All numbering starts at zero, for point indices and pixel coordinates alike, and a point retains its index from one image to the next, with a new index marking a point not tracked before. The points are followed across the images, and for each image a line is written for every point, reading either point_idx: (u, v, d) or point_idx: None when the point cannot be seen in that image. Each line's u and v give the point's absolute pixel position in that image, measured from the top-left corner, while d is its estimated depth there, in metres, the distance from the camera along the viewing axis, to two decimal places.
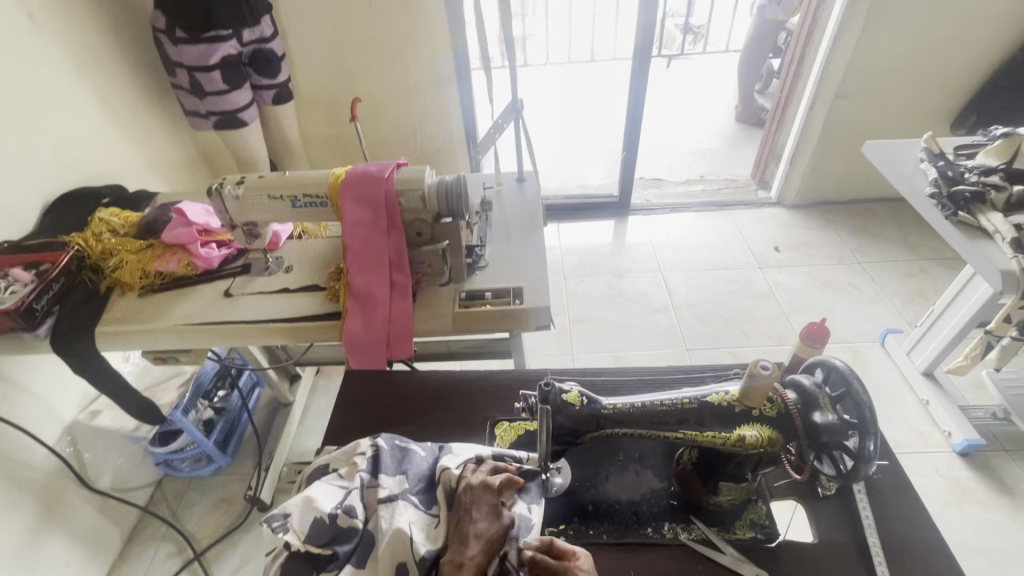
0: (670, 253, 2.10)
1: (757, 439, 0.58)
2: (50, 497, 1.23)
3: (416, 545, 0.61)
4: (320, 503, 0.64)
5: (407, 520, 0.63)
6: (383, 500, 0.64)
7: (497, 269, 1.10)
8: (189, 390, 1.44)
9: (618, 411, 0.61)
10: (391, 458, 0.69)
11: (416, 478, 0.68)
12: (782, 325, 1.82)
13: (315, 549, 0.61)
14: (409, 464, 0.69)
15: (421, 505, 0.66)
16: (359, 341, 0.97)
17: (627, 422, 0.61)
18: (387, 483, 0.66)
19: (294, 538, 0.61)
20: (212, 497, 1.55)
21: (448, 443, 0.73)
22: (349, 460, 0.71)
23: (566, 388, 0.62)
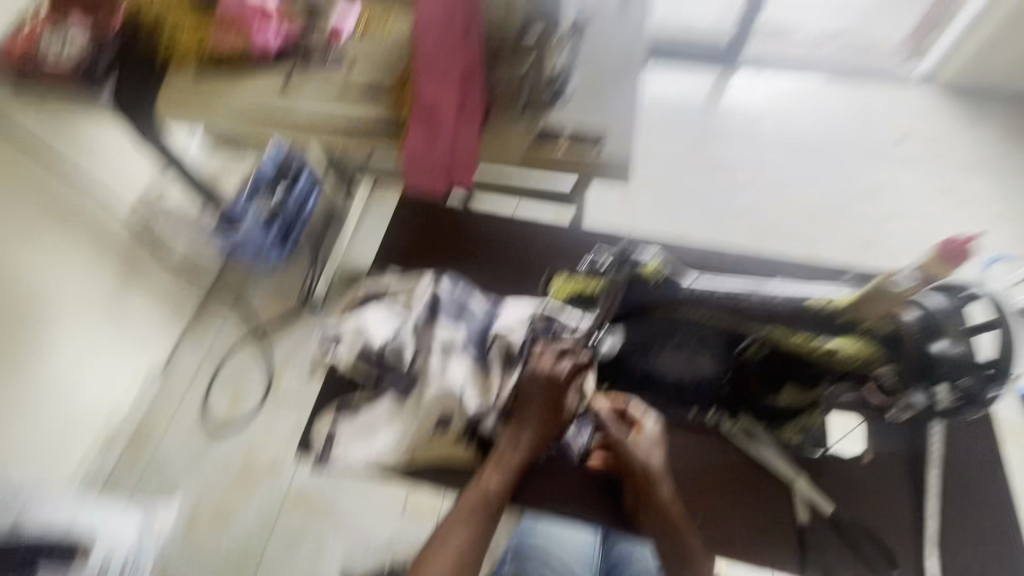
0: (777, 121, 1.81)
1: (850, 355, 0.50)
2: (129, 258, 1.36)
3: (467, 402, 0.61)
4: (373, 332, 0.65)
5: (459, 375, 0.62)
6: (436, 347, 0.64)
7: (580, 104, 0.95)
8: (251, 184, 1.46)
9: (696, 293, 0.54)
10: (450, 306, 0.68)
11: (472, 334, 0.66)
12: (877, 228, 1.63)
13: (362, 372, 0.64)
14: (466, 317, 0.68)
15: (474, 362, 0.64)
16: (418, 159, 0.87)
17: (704, 308, 0.54)
18: (442, 332, 0.65)
19: (344, 358, 0.64)
20: (270, 287, 1.67)
21: (507, 303, 0.70)
22: (406, 294, 0.69)
23: (645, 259, 0.57)
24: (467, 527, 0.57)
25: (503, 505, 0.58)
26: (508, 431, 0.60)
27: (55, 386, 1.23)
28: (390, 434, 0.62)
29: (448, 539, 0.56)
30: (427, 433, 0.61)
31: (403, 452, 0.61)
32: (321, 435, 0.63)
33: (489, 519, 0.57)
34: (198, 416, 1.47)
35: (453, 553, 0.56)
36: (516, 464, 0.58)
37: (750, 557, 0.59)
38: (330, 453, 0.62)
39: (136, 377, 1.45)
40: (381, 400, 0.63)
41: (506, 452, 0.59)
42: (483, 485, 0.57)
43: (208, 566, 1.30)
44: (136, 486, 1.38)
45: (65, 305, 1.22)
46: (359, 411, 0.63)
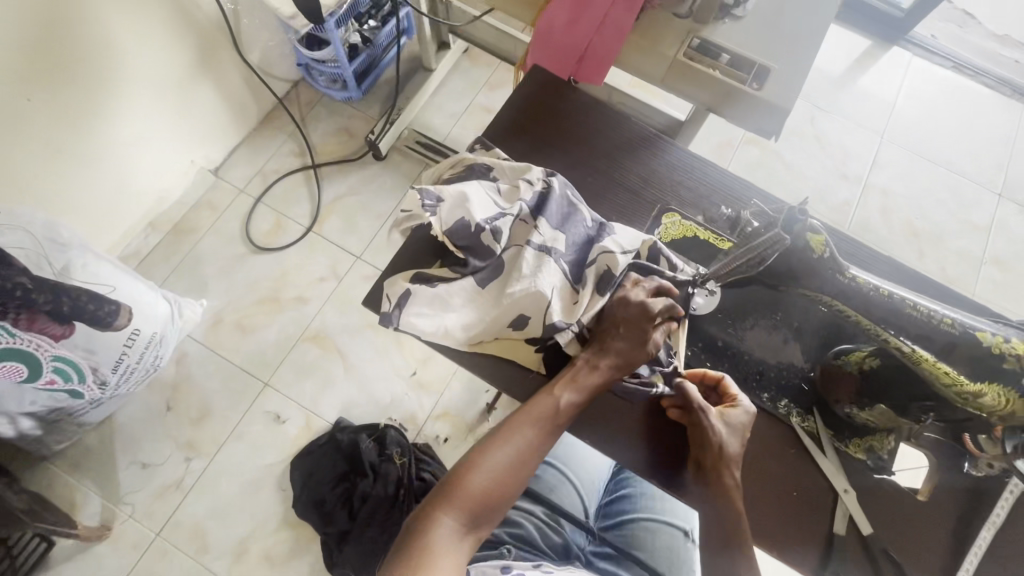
0: (906, 123, 1.71)
1: (994, 404, 0.48)
2: (209, 45, 1.27)
3: (551, 312, 0.58)
4: (473, 207, 0.59)
5: (551, 283, 0.58)
6: (533, 246, 0.59)
7: (752, 27, 0.82)
8: (347, 6, 1.29)
9: (856, 285, 0.52)
10: (557, 207, 0.62)
11: (572, 245, 0.61)
12: (962, 267, 1.57)
13: (450, 245, 0.60)
14: (570, 225, 0.62)
15: (568, 275, 0.60)
16: (553, 37, 0.81)
17: (854, 303, 0.52)
18: (543, 232, 0.60)
19: (437, 224, 0.59)
20: (337, 122, 1.60)
21: (615, 226, 0.64)
22: (514, 179, 0.65)
23: (815, 229, 0.52)
24: (532, 431, 0.56)
25: (568, 421, 0.57)
26: (588, 354, 0.59)
27: (114, 155, 1.20)
28: (461, 316, 0.60)
29: (510, 437, 0.56)
30: (501, 327, 0.60)
31: (472, 337, 0.60)
32: (395, 296, 0.59)
33: (553, 431, 0.56)
34: (242, 227, 1.48)
35: (513, 451, 0.56)
36: (592, 386, 0.57)
37: (777, 549, 0.57)
38: (399, 315, 0.59)
39: (190, 169, 1.43)
40: (461, 279, 0.60)
41: (583, 371, 0.57)
42: (554, 397, 0.56)
43: (223, 365, 1.36)
44: (171, 273, 1.42)
45: (137, 75, 1.15)
46: (436, 283, 0.60)
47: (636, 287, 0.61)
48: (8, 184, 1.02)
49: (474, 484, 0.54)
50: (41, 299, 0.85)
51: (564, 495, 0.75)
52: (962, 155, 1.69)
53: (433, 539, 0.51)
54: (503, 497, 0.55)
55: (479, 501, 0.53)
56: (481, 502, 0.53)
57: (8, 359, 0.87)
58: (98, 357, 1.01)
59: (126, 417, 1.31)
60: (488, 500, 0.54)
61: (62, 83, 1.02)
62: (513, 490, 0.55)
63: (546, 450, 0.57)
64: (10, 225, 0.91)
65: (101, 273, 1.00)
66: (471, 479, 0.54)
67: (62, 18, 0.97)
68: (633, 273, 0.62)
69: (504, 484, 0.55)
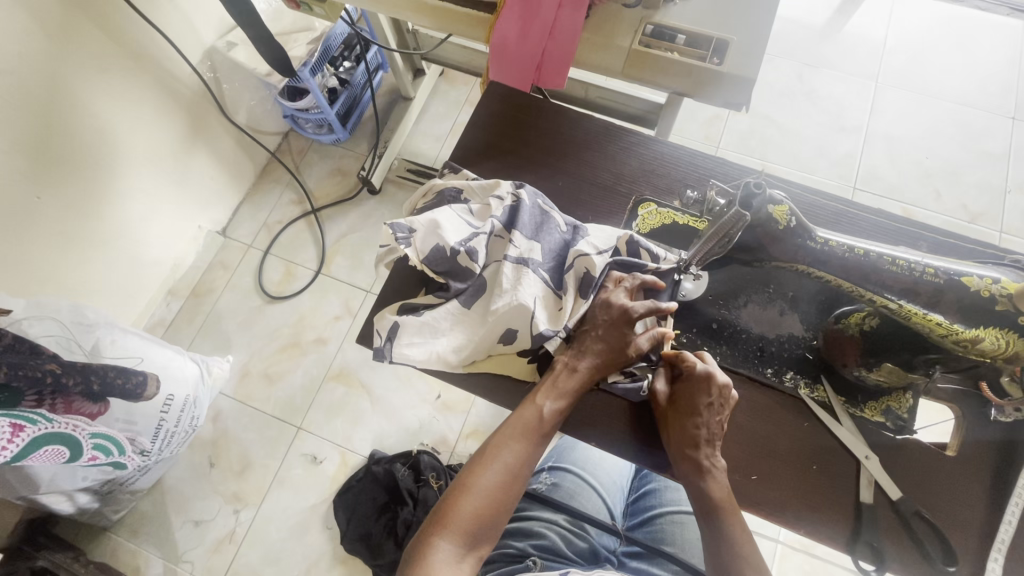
0: (901, 63, 1.65)
1: (993, 348, 0.46)
2: (196, 114, 1.33)
3: (536, 322, 0.58)
4: (447, 232, 0.61)
5: (532, 294, 0.59)
6: (510, 259, 0.60)
7: (705, 4, 0.82)
8: (318, 51, 1.33)
9: (828, 249, 0.50)
10: (530, 216, 0.63)
11: (549, 252, 0.62)
12: (988, 200, 1.51)
13: (430, 272, 0.61)
14: (545, 232, 0.63)
15: (549, 283, 0.61)
16: (509, 49, 0.82)
17: (831, 267, 0.51)
18: (518, 244, 0.61)
19: (414, 254, 0.60)
20: (330, 164, 1.64)
21: (589, 227, 0.64)
22: (485, 198, 0.66)
23: (776, 200, 0.50)
24: (518, 446, 0.57)
25: (553, 429, 0.58)
26: (569, 355, 0.60)
27: (125, 234, 1.26)
28: (451, 339, 0.61)
29: (498, 454, 0.57)
30: (492, 342, 0.60)
31: (464, 359, 0.61)
32: (385, 329, 0.61)
33: (539, 442, 0.57)
34: (256, 281, 1.53)
35: (502, 468, 0.56)
36: (573, 390, 0.58)
37: (806, 527, 0.55)
38: (391, 348, 0.61)
39: (200, 235, 1.50)
40: (446, 303, 0.61)
41: (563, 375, 0.59)
42: (537, 406, 0.57)
43: (257, 416, 1.41)
44: (196, 335, 1.48)
45: (134, 154, 1.21)
46: (421, 311, 0.61)
47: (615, 284, 0.62)
48: (35, 279, 1.08)
49: (466, 507, 0.54)
50: (71, 382, 0.88)
51: (585, 500, 0.75)
52: (964, 86, 1.62)
53: (430, 566, 0.51)
54: (497, 515, 0.55)
55: (474, 523, 0.54)
56: (476, 523, 0.54)
57: (49, 444, 0.90)
58: (137, 426, 1.06)
59: (174, 478, 1.36)
60: (482, 520, 0.54)
61: (68, 178, 1.09)
62: (506, 506, 0.56)
63: (534, 462, 0.58)
64: (39, 315, 0.96)
65: (129, 347, 1.06)
66: (463, 502, 0.54)
67: (57, 118, 1.03)
68: (616, 271, 0.63)
69: (497, 503, 0.55)
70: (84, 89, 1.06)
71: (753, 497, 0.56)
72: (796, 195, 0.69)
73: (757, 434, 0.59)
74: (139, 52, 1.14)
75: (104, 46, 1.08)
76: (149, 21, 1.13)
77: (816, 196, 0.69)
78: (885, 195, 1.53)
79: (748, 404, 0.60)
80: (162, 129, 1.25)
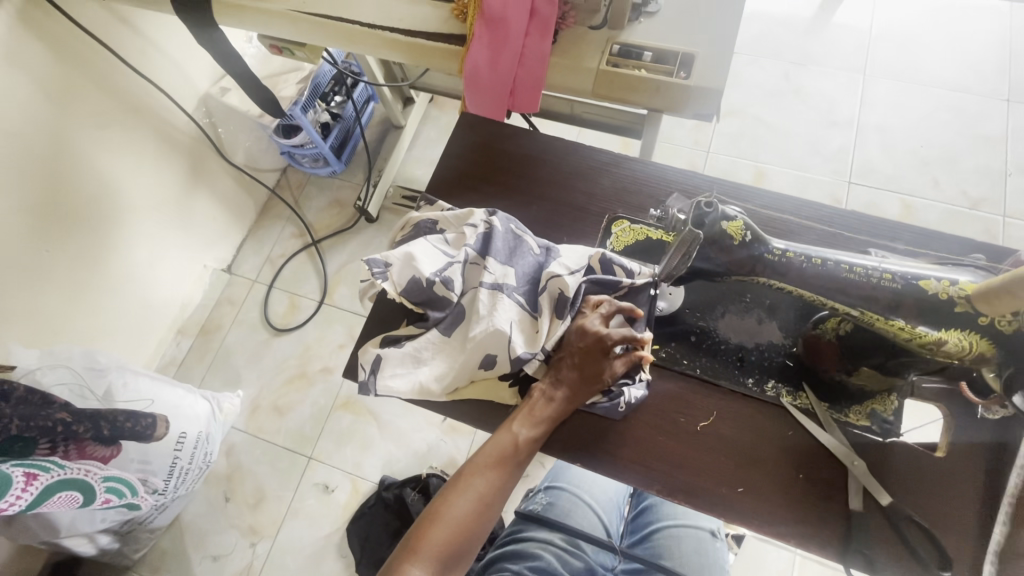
0: (889, 51, 1.62)
1: (959, 348, 0.50)
2: (194, 158, 1.37)
3: (514, 346, 0.59)
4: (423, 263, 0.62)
5: (508, 319, 0.60)
6: (485, 285, 0.61)
7: (670, 20, 0.83)
8: (308, 90, 1.37)
9: (787, 260, 0.55)
10: (503, 242, 0.64)
11: (523, 276, 0.63)
12: (989, 184, 1.48)
13: (408, 302, 0.63)
14: (519, 257, 0.64)
15: (524, 306, 0.62)
16: (481, 78, 0.83)
17: (790, 278, 0.55)
18: (493, 270, 0.62)
19: (391, 288, 0.62)
20: (328, 196, 1.67)
21: (562, 248, 0.66)
22: (459, 227, 0.67)
23: (729, 216, 0.55)
24: (491, 473, 0.58)
25: (528, 456, 0.59)
26: (546, 383, 0.61)
27: (134, 280, 1.30)
28: (434, 367, 0.62)
29: (472, 482, 0.58)
30: (474, 368, 0.62)
31: (447, 387, 0.62)
32: (368, 363, 0.62)
33: (512, 469, 0.59)
34: (261, 315, 1.56)
35: (474, 497, 0.57)
36: (547, 418, 0.59)
37: (796, 539, 0.56)
38: (375, 381, 0.62)
39: (205, 273, 1.53)
40: (426, 333, 0.63)
41: (539, 404, 0.60)
42: (512, 434, 0.59)
43: (269, 448, 1.43)
44: (207, 371, 1.51)
45: (138, 201, 1.25)
46: (403, 342, 0.63)
47: (594, 308, 0.62)
48: (47, 330, 1.12)
49: (437, 536, 0.55)
50: (82, 429, 0.91)
51: (580, 518, 0.79)
52: (955, 71, 1.59)
53: None
54: (467, 544, 0.56)
55: (445, 551, 0.55)
56: (448, 551, 0.55)
57: (63, 490, 0.92)
58: (151, 466, 1.08)
59: (191, 515, 1.38)
60: (453, 549, 0.55)
61: (76, 231, 1.14)
62: (477, 534, 0.57)
63: (508, 489, 0.59)
64: (53, 363, 1.00)
65: (140, 389, 1.09)
66: (434, 530, 0.55)
67: (63, 176, 1.08)
68: (590, 288, 0.63)
69: (468, 531, 0.56)
70: (87, 143, 1.11)
71: (742, 510, 0.58)
72: (760, 211, 0.71)
73: (741, 449, 0.60)
74: (136, 104, 1.19)
75: (103, 101, 1.13)
76: (142, 74, 1.18)
77: (781, 211, 0.71)
78: (883, 186, 1.51)
79: (728, 416, 0.62)
80: (162, 176, 1.30)
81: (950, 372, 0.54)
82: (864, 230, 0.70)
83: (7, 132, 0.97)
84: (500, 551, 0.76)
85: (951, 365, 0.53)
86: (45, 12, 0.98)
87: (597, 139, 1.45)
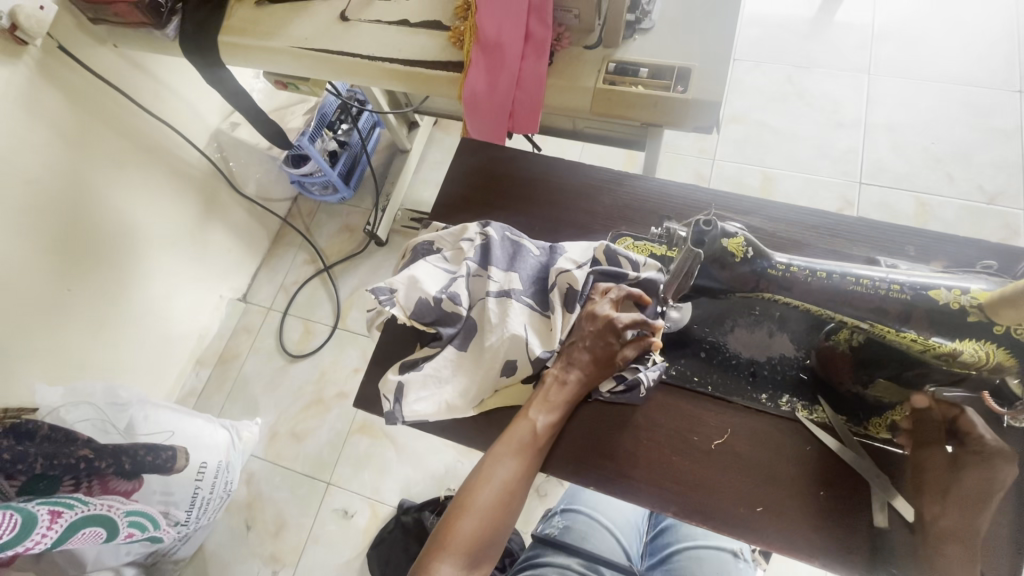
0: (893, 48, 1.60)
1: (975, 359, 0.49)
2: (207, 193, 1.41)
3: (531, 347, 0.61)
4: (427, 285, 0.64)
5: (522, 322, 0.62)
6: (492, 294, 0.63)
7: (663, 36, 0.84)
8: (314, 120, 1.41)
9: (791, 275, 0.54)
10: (501, 250, 0.66)
11: (527, 279, 0.64)
12: (1006, 177, 1.45)
13: (418, 325, 0.64)
14: (520, 262, 0.65)
15: (535, 307, 0.64)
16: (479, 102, 0.84)
17: (796, 293, 0.55)
18: (497, 277, 0.63)
19: (400, 313, 0.63)
20: (338, 221, 1.69)
21: (563, 244, 0.67)
22: (455, 244, 0.68)
23: (729, 234, 0.54)
24: (514, 462, 0.58)
25: (546, 442, 0.60)
26: (559, 369, 0.62)
27: (153, 314, 1.33)
28: (457, 385, 0.63)
29: (495, 470, 0.57)
30: (491, 381, 0.63)
31: (475, 401, 0.64)
32: (391, 392, 0.61)
33: (534, 457, 0.59)
34: (277, 341, 1.58)
35: (499, 486, 0.56)
36: (562, 402, 0.61)
37: (820, 558, 0.56)
38: (401, 410, 0.61)
39: (222, 304, 1.56)
40: (443, 352, 0.63)
41: (554, 388, 0.61)
42: (531, 421, 0.59)
43: (288, 475, 1.43)
44: (226, 401, 1.53)
45: (155, 238, 1.29)
46: (422, 365, 0.63)
47: (603, 294, 0.63)
48: (72, 367, 1.16)
49: (464, 528, 0.54)
50: (104, 464, 0.94)
51: (599, 542, 0.78)
52: (962, 65, 1.57)
53: None
54: (496, 534, 0.55)
55: (474, 544, 0.53)
56: (476, 543, 0.54)
57: (87, 526, 0.90)
58: (173, 497, 1.10)
59: (213, 546, 1.38)
60: (482, 540, 0.54)
61: (95, 272, 1.17)
62: (504, 524, 0.56)
63: (531, 477, 0.59)
64: (75, 401, 1.03)
65: (160, 421, 1.11)
66: (461, 523, 0.54)
67: (82, 221, 1.12)
68: (599, 279, 0.64)
69: (495, 521, 0.55)
70: (103, 183, 1.14)
71: (766, 532, 0.57)
72: (764, 224, 0.71)
73: (757, 464, 0.59)
74: (149, 143, 1.23)
75: (118, 144, 1.16)
76: (155, 115, 1.22)
77: (785, 220, 0.71)
78: (895, 185, 1.49)
79: (742, 431, 0.61)
80: (178, 212, 1.33)
81: (972, 383, 0.53)
82: (872, 235, 0.69)
83: (30, 180, 1.01)
84: None
85: (972, 376, 0.52)
86: (62, 61, 1.02)
87: (600, 153, 1.45)
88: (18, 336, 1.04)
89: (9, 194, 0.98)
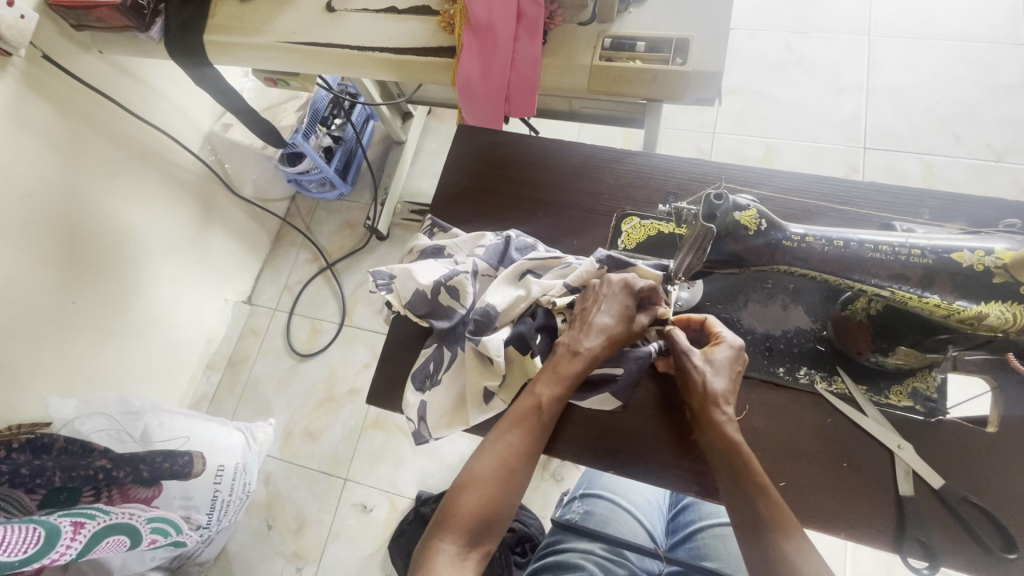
0: (892, 8, 1.57)
1: (1002, 322, 0.48)
2: (205, 196, 1.40)
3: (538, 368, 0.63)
4: (421, 277, 0.64)
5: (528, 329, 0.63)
6: (499, 294, 0.64)
7: (661, 8, 0.81)
8: (307, 115, 1.39)
9: (807, 246, 0.53)
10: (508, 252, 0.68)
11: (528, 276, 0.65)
12: (1014, 134, 1.42)
13: (412, 316, 0.65)
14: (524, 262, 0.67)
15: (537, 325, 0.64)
16: (474, 87, 0.82)
17: (813, 264, 0.53)
18: (505, 277, 0.65)
19: (395, 300, 0.65)
20: (338, 217, 1.67)
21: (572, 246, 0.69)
22: (469, 249, 0.69)
23: (742, 207, 0.53)
24: (514, 438, 0.57)
25: (553, 416, 0.59)
26: (571, 340, 0.60)
27: (161, 320, 1.33)
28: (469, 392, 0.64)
29: (502, 443, 0.57)
30: (487, 385, 0.62)
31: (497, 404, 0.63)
32: (414, 411, 0.64)
33: (531, 434, 0.58)
34: (285, 342, 1.57)
35: (499, 458, 0.56)
36: (572, 374, 0.58)
37: (845, 530, 0.55)
38: (427, 427, 0.64)
39: (227, 306, 1.56)
40: (455, 357, 0.65)
41: (564, 360, 0.59)
42: (536, 396, 0.58)
43: (305, 473, 1.44)
44: (238, 403, 1.53)
45: (156, 244, 1.28)
46: (437, 376, 0.65)
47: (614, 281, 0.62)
48: (81, 379, 1.16)
49: (467, 506, 0.55)
50: (122, 474, 0.91)
51: (620, 525, 0.78)
52: (966, 20, 1.52)
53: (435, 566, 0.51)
54: (500, 508, 0.55)
55: (478, 520, 0.54)
56: (480, 519, 0.54)
57: (110, 535, 0.89)
58: (194, 501, 1.11)
59: (236, 546, 1.40)
60: (486, 516, 0.55)
61: (100, 283, 1.17)
62: (506, 495, 0.56)
63: (531, 456, 0.58)
64: (89, 412, 1.03)
65: (176, 427, 1.12)
66: (464, 501, 0.55)
67: (82, 232, 1.11)
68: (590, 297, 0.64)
69: (497, 497, 0.55)
70: (100, 194, 1.13)
71: (790, 505, 0.56)
72: (773, 195, 0.69)
73: (732, 454, 0.54)
74: (142, 149, 1.21)
75: (111, 154, 1.15)
76: (145, 120, 1.20)
77: (795, 192, 0.69)
78: (901, 149, 1.46)
79: (726, 395, 0.56)
80: (177, 217, 1.32)
81: (995, 346, 0.52)
82: (885, 200, 0.67)
83: (25, 195, 1.00)
84: (542, 562, 0.76)
85: (996, 338, 0.51)
86: (47, 70, 1.00)
87: (599, 133, 1.43)
88: (24, 352, 1.04)
89: (7, 210, 0.97)
